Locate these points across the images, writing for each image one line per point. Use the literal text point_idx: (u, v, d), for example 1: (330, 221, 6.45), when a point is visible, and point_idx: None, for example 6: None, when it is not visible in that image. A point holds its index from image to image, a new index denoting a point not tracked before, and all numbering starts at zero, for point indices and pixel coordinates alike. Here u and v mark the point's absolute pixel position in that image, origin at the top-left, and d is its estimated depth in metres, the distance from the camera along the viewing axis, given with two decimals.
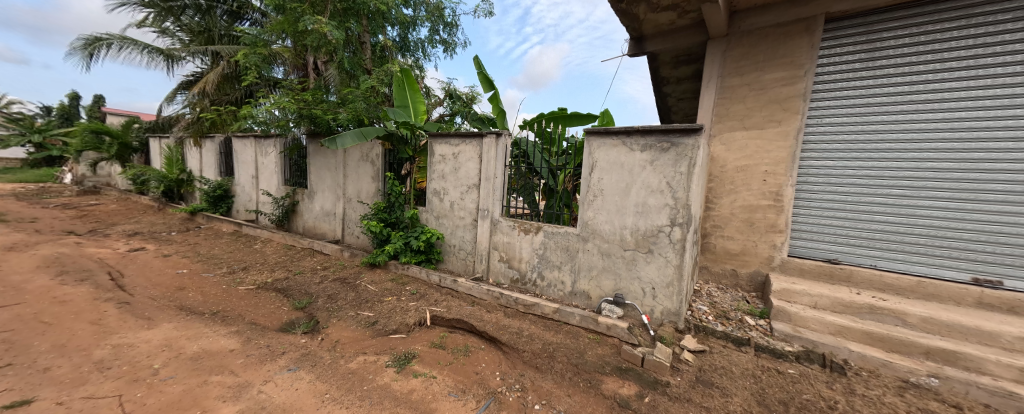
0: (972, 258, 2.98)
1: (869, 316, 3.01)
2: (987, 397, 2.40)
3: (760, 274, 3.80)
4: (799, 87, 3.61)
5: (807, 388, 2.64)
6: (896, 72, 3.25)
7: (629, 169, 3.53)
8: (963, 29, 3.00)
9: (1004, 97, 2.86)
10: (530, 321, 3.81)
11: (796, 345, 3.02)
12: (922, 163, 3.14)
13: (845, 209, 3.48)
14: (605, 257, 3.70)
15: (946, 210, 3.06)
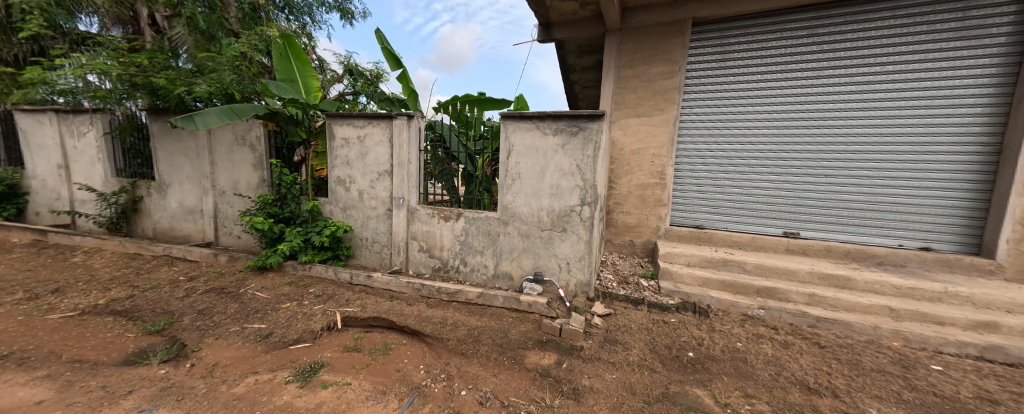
0: (784, 216, 4.06)
1: (724, 268, 3.84)
2: (791, 318, 3.29)
3: (650, 242, 4.49)
4: (676, 80, 4.28)
5: (685, 332, 3.25)
6: (739, 72, 4.12)
7: (543, 153, 3.70)
8: (778, 41, 3.94)
9: (802, 95, 3.89)
10: (454, 309, 3.78)
11: (676, 298, 3.66)
12: (755, 145, 4.11)
13: (707, 184, 4.33)
14: (525, 238, 3.86)
15: (769, 181, 4.08)
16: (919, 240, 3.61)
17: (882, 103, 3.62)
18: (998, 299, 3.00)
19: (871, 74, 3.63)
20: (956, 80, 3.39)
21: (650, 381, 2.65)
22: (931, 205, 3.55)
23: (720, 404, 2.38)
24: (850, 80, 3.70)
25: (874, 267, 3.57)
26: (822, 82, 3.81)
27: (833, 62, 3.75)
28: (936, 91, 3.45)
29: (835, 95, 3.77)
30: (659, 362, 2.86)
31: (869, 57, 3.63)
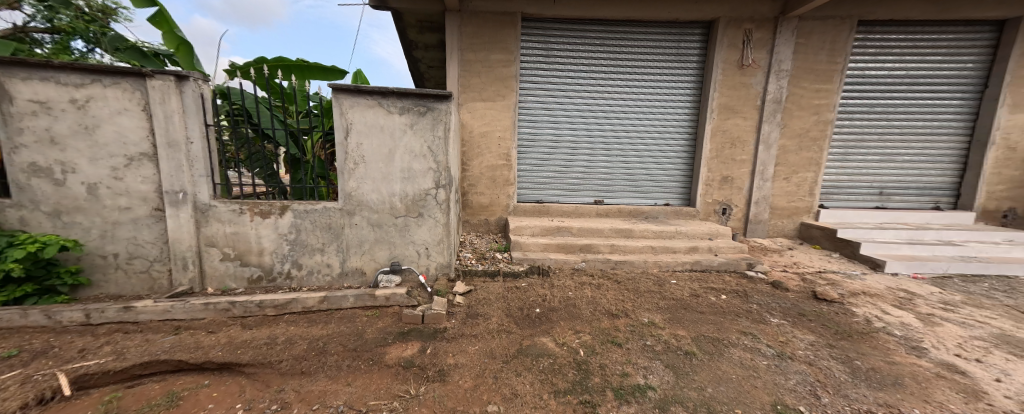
0: (593, 189, 5.19)
1: (558, 234, 4.57)
2: (601, 264, 4.18)
3: (502, 218, 4.96)
4: (513, 69, 4.65)
5: (533, 292, 3.68)
6: (557, 68, 4.86)
7: (389, 133, 3.35)
8: (581, 44, 4.82)
9: (600, 92, 4.95)
10: (286, 323, 3.06)
11: (525, 264, 4.12)
12: (572, 131, 5.03)
13: (542, 165, 5.09)
14: (377, 228, 3.48)
15: (582, 161, 5.11)
16: (665, 199, 5.29)
17: (640, 99, 4.99)
18: (698, 231, 4.66)
19: (637, 80, 4.94)
20: (678, 89, 5.00)
21: (506, 342, 2.87)
22: (670, 175, 5.23)
23: (559, 344, 2.80)
24: (626, 84, 4.94)
25: (642, 220, 4.95)
26: (610, 83, 4.94)
27: (616, 68, 4.89)
28: (669, 96, 5.01)
29: (617, 92, 4.97)
30: (514, 324, 3.15)
31: (634, 64, 4.90)
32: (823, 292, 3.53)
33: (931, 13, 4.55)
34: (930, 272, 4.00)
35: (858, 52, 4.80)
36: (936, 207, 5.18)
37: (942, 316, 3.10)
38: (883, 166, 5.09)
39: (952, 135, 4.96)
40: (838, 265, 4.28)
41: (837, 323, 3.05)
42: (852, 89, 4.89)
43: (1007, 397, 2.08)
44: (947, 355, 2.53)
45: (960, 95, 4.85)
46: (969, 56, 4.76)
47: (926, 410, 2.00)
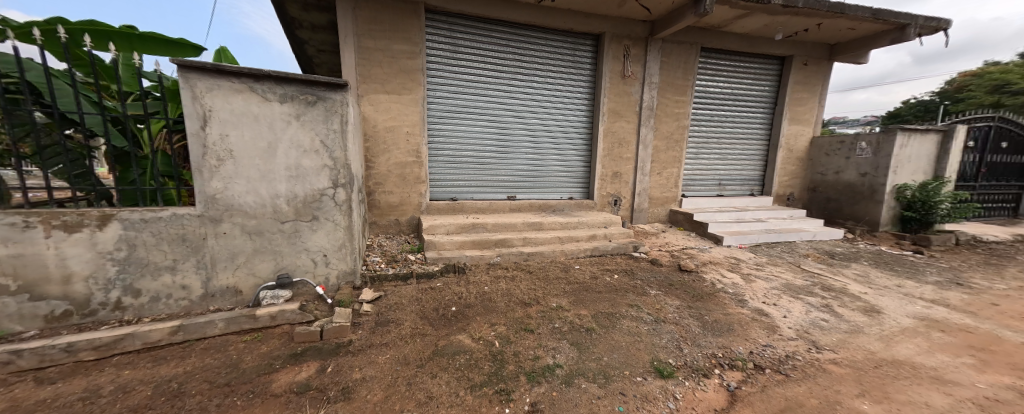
0: (504, 186, 5.27)
1: (473, 230, 4.48)
2: (516, 257, 4.24)
3: (414, 217, 4.70)
4: (419, 62, 4.40)
5: (448, 290, 3.45)
6: (464, 63, 4.74)
7: (267, 124, 2.76)
8: (488, 41, 4.78)
9: (509, 90, 5.03)
10: (110, 370, 2.25)
11: (440, 263, 3.93)
12: (483, 128, 5.00)
13: (455, 162, 4.95)
14: (255, 236, 2.84)
15: (493, 159, 5.14)
16: (569, 194, 5.69)
17: (545, 98, 5.25)
18: (597, 220, 5.11)
19: (541, 82, 5.17)
20: (576, 92, 5.41)
21: (421, 345, 2.56)
22: (572, 171, 5.64)
23: (476, 339, 2.60)
24: (532, 84, 5.12)
25: (551, 213, 5.24)
26: (517, 83, 5.04)
27: (522, 68, 5.02)
28: (569, 99, 5.39)
29: (525, 91, 5.11)
30: (430, 325, 2.84)
31: (539, 64, 5.10)
32: (684, 264, 4.08)
33: (744, 46, 5.86)
34: (748, 241, 5.12)
35: (705, 72, 5.93)
36: (751, 194, 6.65)
37: (755, 274, 3.93)
38: (720, 164, 6.38)
39: (758, 141, 6.49)
40: (693, 242, 5.17)
41: (692, 289, 3.47)
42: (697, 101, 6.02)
43: (789, 327, 2.72)
44: (759, 304, 3.14)
45: (761, 110, 6.39)
46: (766, 82, 6.29)
47: (746, 345, 2.46)
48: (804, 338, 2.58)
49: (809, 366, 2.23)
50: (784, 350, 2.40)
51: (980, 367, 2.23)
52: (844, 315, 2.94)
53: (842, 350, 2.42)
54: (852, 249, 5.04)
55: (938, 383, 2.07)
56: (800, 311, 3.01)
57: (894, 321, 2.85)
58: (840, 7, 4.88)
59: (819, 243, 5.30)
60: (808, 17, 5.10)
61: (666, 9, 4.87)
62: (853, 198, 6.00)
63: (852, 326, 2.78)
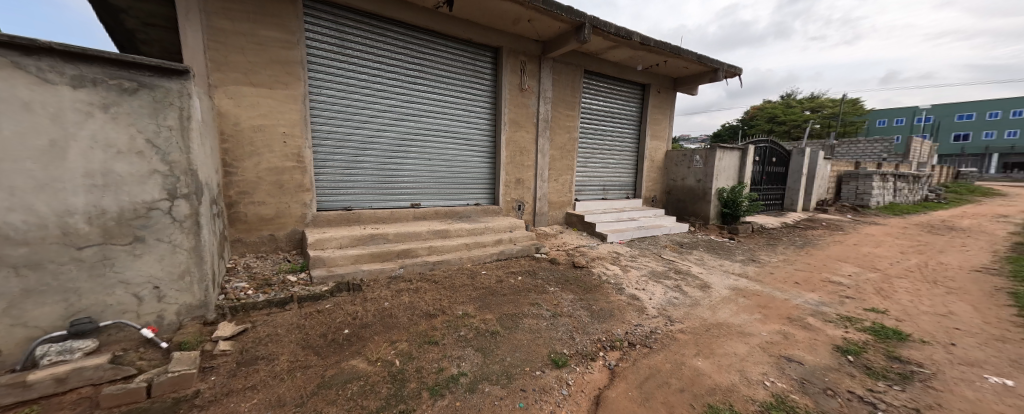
0: (408, 193, 5.01)
1: (371, 242, 4.11)
2: (420, 268, 4.04)
3: (296, 232, 4.09)
4: (296, 53, 3.92)
5: (338, 313, 3.06)
6: (357, 62, 4.39)
7: (50, 115, 2.03)
8: (384, 40, 4.53)
9: (409, 93, 4.82)
10: None
11: (330, 282, 3.47)
12: (382, 131, 4.67)
13: (349, 167, 4.51)
14: (29, 270, 2.01)
15: (395, 165, 4.84)
16: (474, 200, 5.72)
17: (447, 104, 5.19)
18: (503, 225, 5.22)
19: (443, 88, 5.12)
20: (478, 101, 5.51)
21: (302, 379, 2.20)
22: (477, 178, 5.69)
23: (372, 362, 2.37)
24: (433, 90, 5.03)
25: (457, 220, 5.17)
26: (418, 87, 4.89)
27: (422, 72, 4.88)
28: (471, 107, 5.45)
29: (426, 96, 4.97)
30: (316, 353, 2.49)
31: (439, 69, 5.03)
32: (578, 261, 4.51)
33: (614, 71, 6.85)
34: (625, 237, 5.98)
35: (588, 90, 6.70)
36: (627, 196, 7.74)
37: (629, 265, 4.59)
38: (603, 172, 7.28)
39: (630, 152, 7.62)
40: (584, 240, 5.78)
41: (583, 282, 3.88)
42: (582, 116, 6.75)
43: (654, 307, 3.26)
44: (631, 290, 3.68)
45: (631, 127, 7.54)
46: (632, 103, 7.46)
47: (622, 327, 2.85)
48: (662, 314, 3.11)
49: (667, 337, 2.70)
50: (650, 327, 2.87)
51: (764, 320, 3.01)
52: (688, 292, 3.66)
53: (687, 320, 3.00)
54: (694, 238, 6.34)
55: (741, 336, 2.71)
56: (660, 292, 3.65)
57: (718, 293, 3.67)
58: (676, 49, 6.15)
59: (674, 235, 6.51)
60: (657, 54, 6.28)
61: (554, 34, 5.39)
62: (693, 199, 7.53)
63: (693, 300, 3.47)
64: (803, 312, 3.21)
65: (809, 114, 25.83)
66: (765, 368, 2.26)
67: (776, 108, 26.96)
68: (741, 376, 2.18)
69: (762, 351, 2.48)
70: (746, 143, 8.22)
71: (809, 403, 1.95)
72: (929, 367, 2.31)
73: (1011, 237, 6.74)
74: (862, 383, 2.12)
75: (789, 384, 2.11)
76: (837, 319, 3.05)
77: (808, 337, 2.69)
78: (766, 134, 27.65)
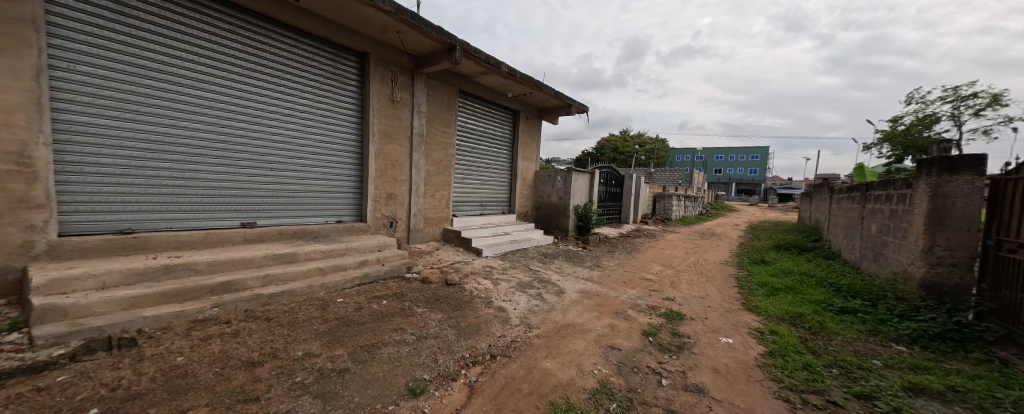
0: (239, 208, 4.10)
1: (165, 277, 3.08)
2: (245, 305, 3.22)
3: (12, 269, 2.75)
4: (23, 9, 2.76)
5: (84, 386, 2.08)
6: (151, 39, 3.42)
7: None
8: (198, 21, 3.67)
9: (238, 90, 3.99)
10: None
11: (74, 343, 2.42)
12: (192, 132, 3.71)
13: (132, 175, 3.39)
14: None
15: (217, 173, 3.91)
16: (336, 217, 5.06)
17: (293, 108, 4.48)
18: (369, 244, 4.73)
19: (291, 88, 4.42)
20: (339, 107, 4.97)
21: None
22: (338, 192, 5.07)
23: None
24: (276, 88, 4.29)
25: (310, 240, 4.42)
26: (251, 82, 4.09)
27: (258, 65, 4.11)
28: (330, 113, 4.87)
29: (263, 95, 4.20)
30: None
31: (282, 67, 4.32)
32: (451, 279, 4.46)
33: (488, 95, 7.28)
34: (498, 250, 6.24)
35: (463, 107, 6.88)
36: (502, 212, 8.16)
37: (499, 278, 4.82)
38: (480, 189, 7.52)
39: (504, 170, 8.13)
40: (460, 256, 5.77)
41: (454, 299, 3.88)
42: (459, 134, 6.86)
43: (517, 316, 3.50)
44: (499, 302, 3.89)
45: (505, 147, 8.08)
46: (505, 126, 8.04)
47: (487, 340, 2.95)
48: (523, 322, 3.37)
49: (524, 344, 2.93)
50: (510, 336, 3.07)
51: (600, 316, 3.60)
52: (546, 299, 4.08)
53: (543, 325, 3.34)
54: (557, 249, 7.14)
55: (581, 333, 3.17)
56: (524, 301, 3.97)
57: (569, 296, 4.22)
58: (538, 84, 6.99)
59: (541, 247, 7.17)
60: (524, 85, 7.00)
61: (427, 50, 5.38)
62: (557, 215, 8.46)
63: (549, 305, 3.89)
64: (625, 305, 3.99)
65: (636, 149, 33.22)
66: (595, 359, 2.70)
67: (615, 142, 33.72)
68: (578, 369, 2.54)
69: (595, 343, 2.96)
70: (595, 168, 9.87)
71: (622, 382, 2.41)
72: (693, 337, 3.20)
73: (743, 239, 10.05)
74: (655, 358, 2.76)
75: (610, 369, 2.55)
76: (646, 308, 3.92)
77: (626, 327, 3.36)
78: (610, 161, 34.05)
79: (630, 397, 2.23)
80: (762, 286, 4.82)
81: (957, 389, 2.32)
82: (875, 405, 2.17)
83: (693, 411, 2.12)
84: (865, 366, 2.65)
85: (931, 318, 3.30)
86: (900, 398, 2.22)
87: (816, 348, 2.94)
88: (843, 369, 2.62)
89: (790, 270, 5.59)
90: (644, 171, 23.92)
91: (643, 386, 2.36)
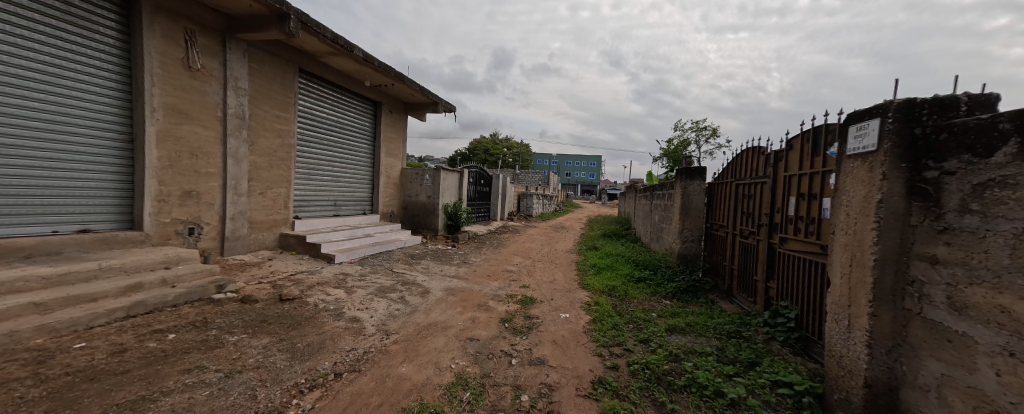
0: None
1: None
2: None
3: None
4: None
5: None
6: None
7: None
8: None
9: None
10: None
11: None
12: None
13: None
14: None
15: None
16: (76, 223, 3.54)
17: None
18: (145, 261, 3.46)
19: None
20: (78, 66, 3.47)
21: None
22: (79, 187, 3.56)
23: None
24: None
25: (20, 262, 2.94)
26: None
27: None
28: (58, 71, 3.35)
29: None
30: None
31: None
32: (288, 293, 3.74)
33: (341, 80, 6.46)
34: (356, 255, 5.60)
35: (304, 91, 5.85)
36: (363, 212, 7.39)
37: (355, 285, 4.35)
38: (333, 187, 6.61)
39: (365, 166, 7.38)
40: (305, 265, 4.90)
41: (290, 316, 3.27)
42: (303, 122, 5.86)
43: (371, 325, 3.23)
44: (352, 311, 3.51)
45: (365, 141, 7.33)
46: (365, 118, 7.30)
47: (331, 358, 2.61)
48: (380, 330, 3.15)
49: (380, 353, 2.74)
50: (361, 348, 2.80)
51: (463, 311, 3.69)
52: (409, 301, 3.92)
53: (402, 329, 3.19)
54: (425, 249, 6.91)
55: (443, 330, 3.19)
56: (384, 306, 3.72)
57: (434, 296, 4.17)
58: (401, 76, 6.60)
59: (408, 248, 6.81)
60: (385, 76, 6.50)
61: (245, 11, 4.32)
62: (426, 213, 8.15)
63: (412, 307, 3.75)
64: (487, 297, 4.22)
65: (503, 152, 35.65)
66: (454, 353, 2.75)
67: (485, 143, 35.27)
68: (436, 367, 2.53)
69: (455, 338, 3.03)
70: (463, 167, 9.89)
71: (477, 370, 2.53)
72: (540, 317, 3.64)
73: (587, 230, 11.99)
74: (509, 342, 3.02)
75: (467, 360, 2.65)
76: (505, 297, 4.23)
77: (486, 317, 3.55)
78: (480, 162, 35.46)
79: (482, 382, 2.36)
80: (600, 267, 5.86)
81: (690, 323, 3.40)
82: (649, 345, 2.97)
83: (535, 382, 2.41)
84: (646, 318, 3.59)
85: (682, 278, 4.75)
86: (659, 337, 3.10)
87: (621, 311, 3.80)
88: (635, 323, 3.47)
89: (619, 252, 6.98)
90: (511, 172, 25.88)
91: (495, 369, 2.55)
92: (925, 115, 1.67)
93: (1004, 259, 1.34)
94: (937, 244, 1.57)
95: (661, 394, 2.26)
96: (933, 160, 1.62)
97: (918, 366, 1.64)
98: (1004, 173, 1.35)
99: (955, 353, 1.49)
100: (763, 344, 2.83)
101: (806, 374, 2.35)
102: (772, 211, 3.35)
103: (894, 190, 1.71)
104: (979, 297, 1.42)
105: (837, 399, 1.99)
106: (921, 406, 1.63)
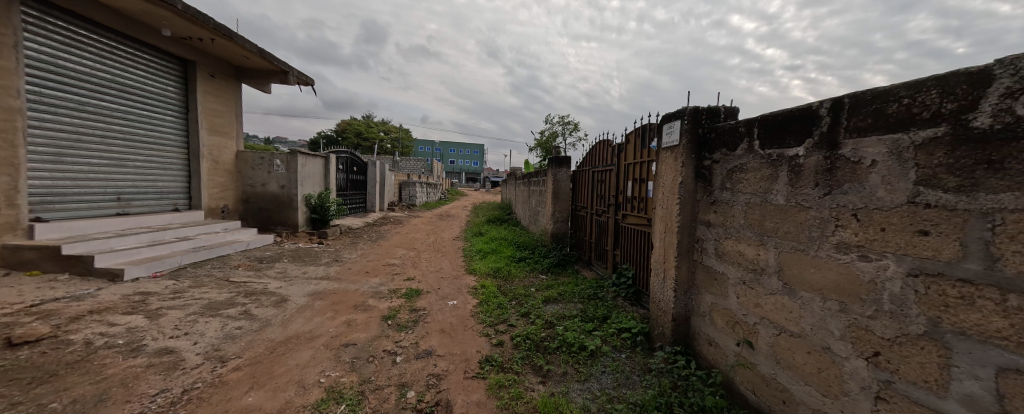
0: None
1: None
2: None
3: None
4: None
5: None
6: None
7: None
8: None
9: None
10: None
11: None
12: None
13: None
14: None
15: None
16: None
17: None
18: None
19: None
20: None
21: None
22: None
23: None
24: None
25: None
26: None
27: None
28: None
29: None
30: None
31: None
32: (24, 333, 2.39)
33: (117, 23, 4.64)
34: (166, 268, 4.12)
35: (34, 31, 3.89)
36: (176, 209, 5.66)
37: (168, 305, 3.18)
38: (115, 173, 4.79)
39: (171, 146, 5.59)
40: (62, 290, 3.25)
41: (33, 367, 2.12)
42: (43, 77, 3.99)
43: (196, 354, 2.47)
44: (161, 342, 2.57)
45: (170, 113, 5.53)
46: (169, 82, 5.51)
47: (124, 411, 1.86)
48: (211, 358, 2.45)
49: (208, 389, 2.12)
50: (177, 387, 2.10)
51: (334, 316, 3.29)
52: (257, 314, 3.23)
53: (247, 351, 2.58)
54: (277, 250, 5.76)
55: (309, 341, 2.79)
56: (215, 328, 2.89)
57: (294, 304, 3.57)
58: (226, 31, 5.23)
59: (252, 250, 5.57)
60: (195, 26, 5.00)
61: None
62: (278, 207, 6.79)
63: (262, 322, 3.09)
64: (365, 296, 3.87)
65: (380, 136, 32.77)
66: (324, 365, 2.44)
67: (357, 126, 31.61)
68: (297, 387, 2.18)
69: (325, 348, 2.68)
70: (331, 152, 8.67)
71: (355, 378, 2.31)
72: (426, 308, 3.57)
73: (472, 218, 12.14)
74: (392, 340, 2.86)
75: (341, 370, 2.39)
76: (386, 293, 3.97)
77: (365, 318, 3.26)
78: (353, 147, 31.77)
79: (361, 389, 2.18)
80: (485, 251, 6.07)
81: (562, 292, 3.87)
82: (528, 317, 3.27)
83: (422, 375, 2.36)
84: (526, 293, 3.90)
85: (555, 254, 5.37)
86: (537, 308, 3.44)
87: (505, 290, 4.04)
88: (518, 300, 3.74)
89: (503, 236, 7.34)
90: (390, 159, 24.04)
91: (377, 372, 2.38)
92: (703, 120, 2.27)
93: (740, 219, 1.94)
94: (710, 212, 2.17)
95: (539, 358, 2.52)
96: (708, 152, 2.22)
97: (700, 300, 2.26)
98: (742, 161, 1.94)
99: (717, 287, 2.10)
100: (612, 301, 3.46)
101: (640, 319, 2.96)
102: (617, 193, 4.05)
103: (687, 174, 2.27)
104: (730, 246, 2.01)
105: (656, 334, 2.56)
106: (701, 327, 2.23)
